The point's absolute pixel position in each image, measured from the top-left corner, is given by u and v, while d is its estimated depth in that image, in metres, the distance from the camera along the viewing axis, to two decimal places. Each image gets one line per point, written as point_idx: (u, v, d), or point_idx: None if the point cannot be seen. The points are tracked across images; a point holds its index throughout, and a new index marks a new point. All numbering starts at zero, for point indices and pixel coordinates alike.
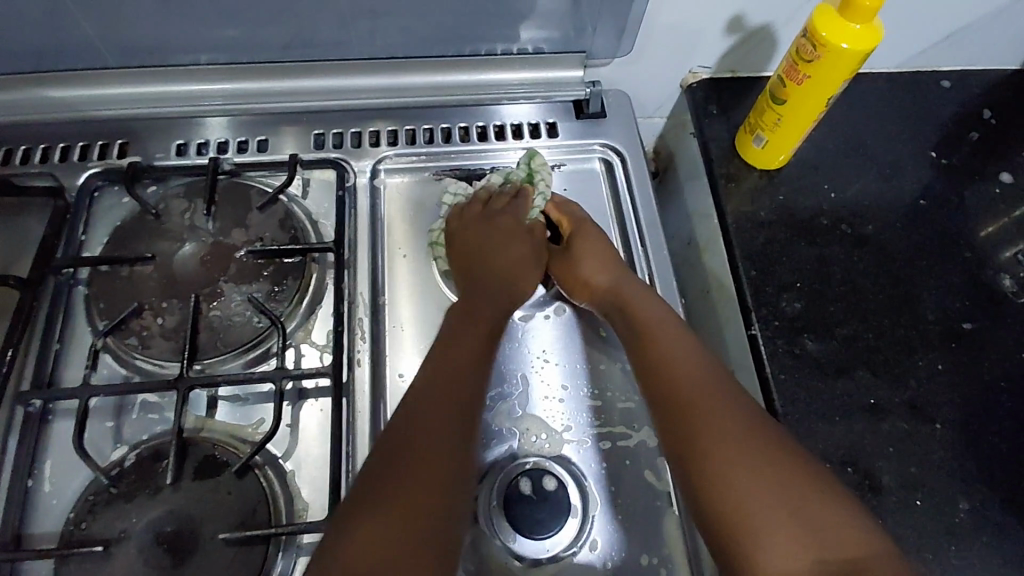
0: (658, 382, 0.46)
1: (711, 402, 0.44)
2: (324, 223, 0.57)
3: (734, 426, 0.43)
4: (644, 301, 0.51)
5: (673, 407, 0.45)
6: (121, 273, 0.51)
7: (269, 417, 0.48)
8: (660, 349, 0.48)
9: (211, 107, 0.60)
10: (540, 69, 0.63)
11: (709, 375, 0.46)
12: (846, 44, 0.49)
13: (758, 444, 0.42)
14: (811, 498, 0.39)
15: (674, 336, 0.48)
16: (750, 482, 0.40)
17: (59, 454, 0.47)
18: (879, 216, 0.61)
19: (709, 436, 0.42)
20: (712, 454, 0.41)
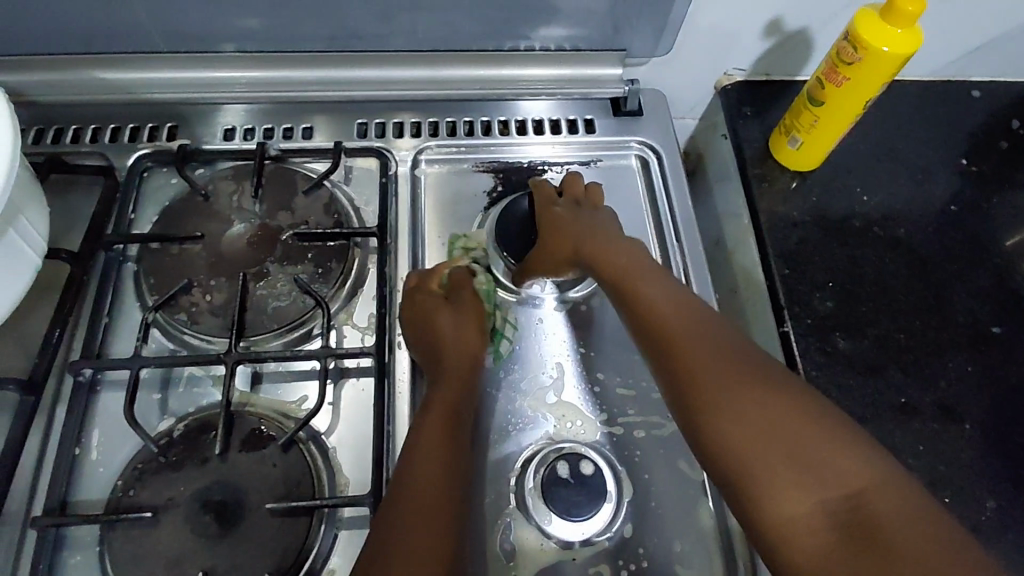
0: (648, 332, 0.46)
1: (698, 347, 0.44)
2: (366, 210, 0.58)
3: (722, 370, 0.42)
4: (629, 252, 0.51)
5: (662, 358, 0.45)
6: (171, 250, 0.52)
7: (312, 395, 0.49)
8: (646, 297, 0.48)
9: (229, 95, 0.61)
10: (580, 66, 0.64)
11: (694, 319, 0.46)
12: (887, 47, 0.50)
13: (753, 388, 0.42)
14: (810, 435, 0.39)
15: (660, 284, 0.48)
16: (745, 423, 0.40)
17: (106, 424, 0.48)
18: (910, 220, 0.62)
19: (697, 383, 0.42)
20: (700, 402, 0.42)
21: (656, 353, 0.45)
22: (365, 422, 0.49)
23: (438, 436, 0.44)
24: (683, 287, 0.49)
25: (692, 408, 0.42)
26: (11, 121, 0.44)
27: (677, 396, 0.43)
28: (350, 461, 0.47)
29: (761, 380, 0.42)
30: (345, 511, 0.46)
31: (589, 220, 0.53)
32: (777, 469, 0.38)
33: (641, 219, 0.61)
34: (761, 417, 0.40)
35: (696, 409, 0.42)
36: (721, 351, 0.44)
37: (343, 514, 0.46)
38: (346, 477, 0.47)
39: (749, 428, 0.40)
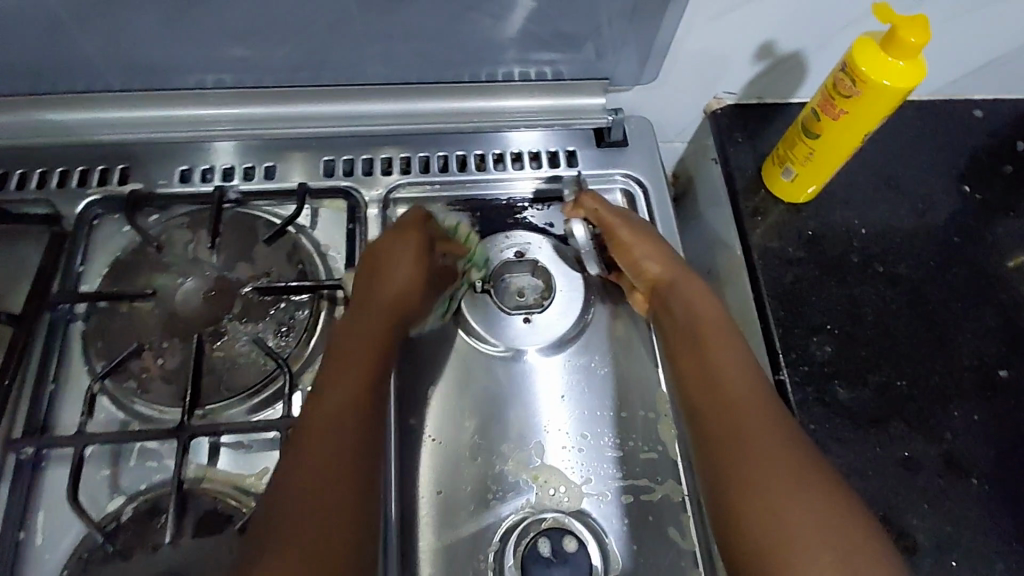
0: (705, 394, 0.45)
1: (762, 421, 0.43)
2: (333, 255, 0.54)
3: (782, 450, 0.41)
4: (717, 314, 0.49)
5: (717, 419, 0.43)
6: (120, 309, 0.48)
7: (273, 466, 0.46)
8: (715, 361, 0.46)
9: (226, 131, 0.57)
10: (561, 96, 0.60)
11: (752, 383, 0.45)
12: (886, 80, 0.46)
13: (798, 467, 0.41)
14: (857, 536, 0.39)
15: (731, 353, 0.47)
16: (787, 505, 0.39)
17: (53, 505, 0.45)
18: (911, 254, 0.59)
19: (755, 455, 0.41)
20: (746, 472, 0.41)
21: (708, 416, 0.44)
22: None
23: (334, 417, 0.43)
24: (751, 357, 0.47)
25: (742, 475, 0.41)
26: None
27: (723, 459, 0.42)
28: None
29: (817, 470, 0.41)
30: None
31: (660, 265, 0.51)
32: (809, 558, 0.37)
33: None
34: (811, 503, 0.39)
35: (743, 478, 0.41)
36: (785, 429, 0.43)
37: None
38: None
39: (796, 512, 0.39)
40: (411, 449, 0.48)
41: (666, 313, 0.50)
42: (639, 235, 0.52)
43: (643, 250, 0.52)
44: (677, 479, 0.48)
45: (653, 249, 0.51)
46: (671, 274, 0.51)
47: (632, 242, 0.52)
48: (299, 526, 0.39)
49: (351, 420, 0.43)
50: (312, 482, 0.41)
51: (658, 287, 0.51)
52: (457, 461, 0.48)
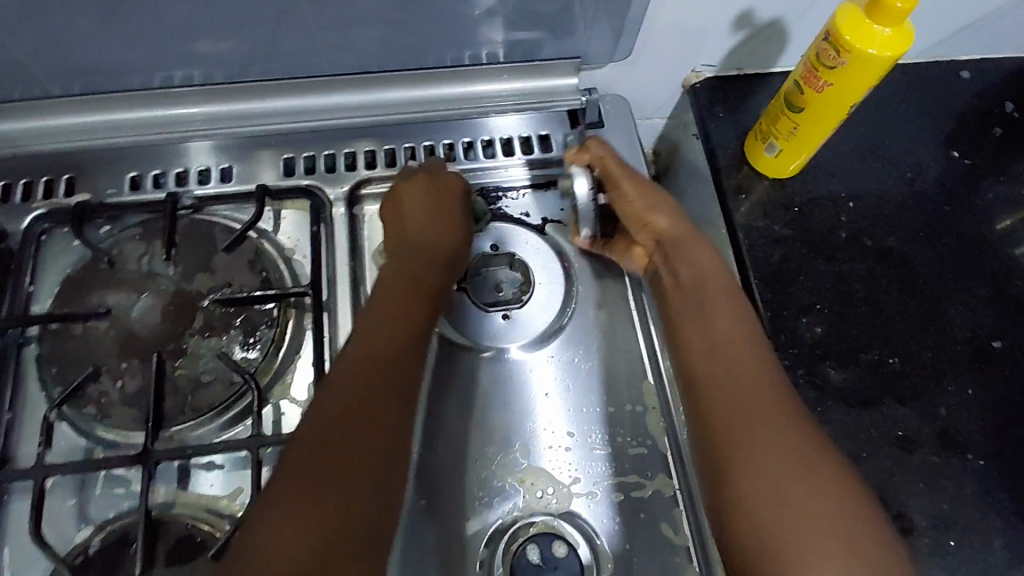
0: (704, 355, 0.44)
1: (762, 385, 0.42)
2: (298, 259, 0.51)
3: (781, 414, 0.41)
4: (721, 278, 0.48)
5: (715, 380, 0.43)
6: (74, 331, 0.46)
7: (248, 486, 0.44)
8: (715, 324, 0.45)
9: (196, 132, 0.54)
10: (532, 78, 0.57)
11: (757, 349, 0.44)
12: (873, 49, 0.44)
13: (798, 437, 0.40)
14: (847, 498, 0.38)
15: (732, 316, 0.46)
16: (784, 469, 0.39)
17: (18, 540, 0.43)
18: (901, 226, 0.57)
19: (754, 420, 0.41)
20: (738, 432, 0.40)
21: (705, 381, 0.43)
22: None
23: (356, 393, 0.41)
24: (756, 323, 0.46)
25: (734, 438, 0.40)
26: None
27: (723, 419, 0.41)
28: None
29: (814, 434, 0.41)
30: None
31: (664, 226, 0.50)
32: (793, 518, 0.37)
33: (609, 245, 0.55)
34: (803, 466, 0.39)
35: (734, 443, 0.40)
36: (786, 393, 0.42)
37: None
38: None
39: (788, 474, 0.39)
40: None
41: (670, 274, 0.49)
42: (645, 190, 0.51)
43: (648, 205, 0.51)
44: (668, 473, 0.47)
45: (657, 203, 0.50)
46: (676, 232, 0.50)
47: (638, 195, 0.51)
48: (311, 502, 0.37)
49: (358, 423, 0.40)
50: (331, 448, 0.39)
51: (666, 241, 0.50)
52: (442, 468, 0.46)
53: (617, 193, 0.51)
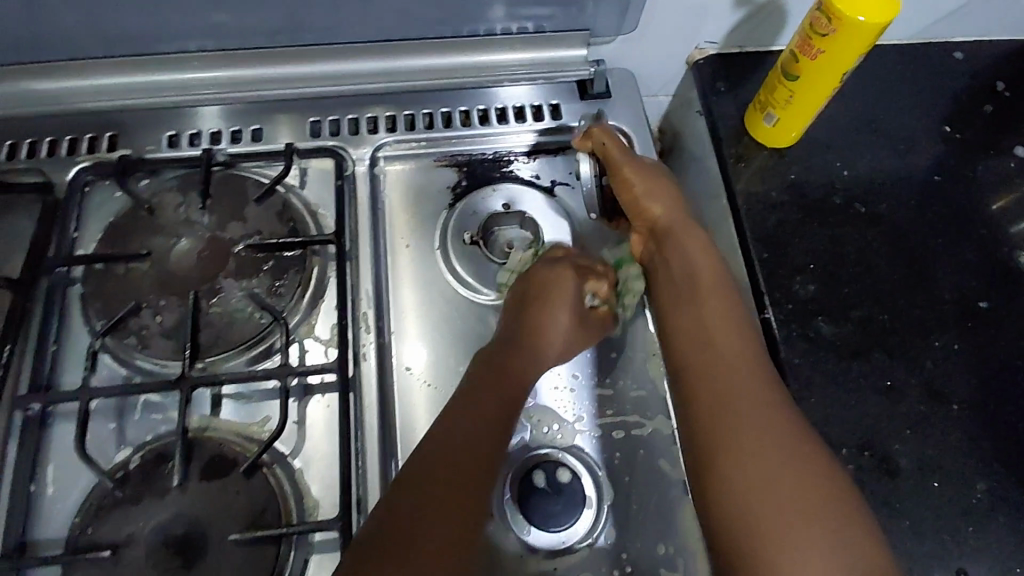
0: (693, 350, 0.47)
1: (748, 376, 0.45)
2: (323, 214, 0.55)
3: (761, 406, 0.43)
4: (716, 274, 0.50)
5: (700, 373, 0.45)
6: (116, 271, 0.50)
7: (275, 414, 0.47)
8: (704, 318, 0.48)
9: (204, 97, 0.58)
10: (544, 49, 0.61)
11: (746, 343, 0.47)
12: (862, 16, 0.47)
13: (780, 431, 0.42)
14: (820, 481, 0.40)
15: (724, 310, 0.48)
16: (765, 464, 0.40)
17: (62, 458, 0.46)
18: (893, 194, 0.60)
19: (731, 411, 0.43)
20: (722, 417, 0.43)
21: (695, 371, 0.46)
22: (329, 442, 0.47)
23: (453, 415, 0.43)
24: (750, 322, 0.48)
25: (717, 429, 0.42)
26: None
27: (702, 408, 0.44)
28: (318, 480, 0.46)
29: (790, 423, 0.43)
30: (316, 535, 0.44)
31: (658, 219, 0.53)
32: (766, 501, 0.39)
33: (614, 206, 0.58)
34: (775, 451, 0.41)
35: (716, 432, 0.42)
36: (772, 387, 0.44)
37: (315, 537, 0.44)
38: (316, 499, 0.45)
39: (759, 462, 0.40)
40: (407, 395, 0.50)
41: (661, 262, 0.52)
42: (648, 185, 0.53)
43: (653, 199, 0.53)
44: (667, 414, 0.50)
45: (656, 191, 0.53)
46: (671, 219, 0.53)
47: (640, 181, 0.53)
48: (410, 522, 0.37)
49: (462, 442, 0.41)
50: (457, 451, 0.41)
51: (662, 228, 0.53)
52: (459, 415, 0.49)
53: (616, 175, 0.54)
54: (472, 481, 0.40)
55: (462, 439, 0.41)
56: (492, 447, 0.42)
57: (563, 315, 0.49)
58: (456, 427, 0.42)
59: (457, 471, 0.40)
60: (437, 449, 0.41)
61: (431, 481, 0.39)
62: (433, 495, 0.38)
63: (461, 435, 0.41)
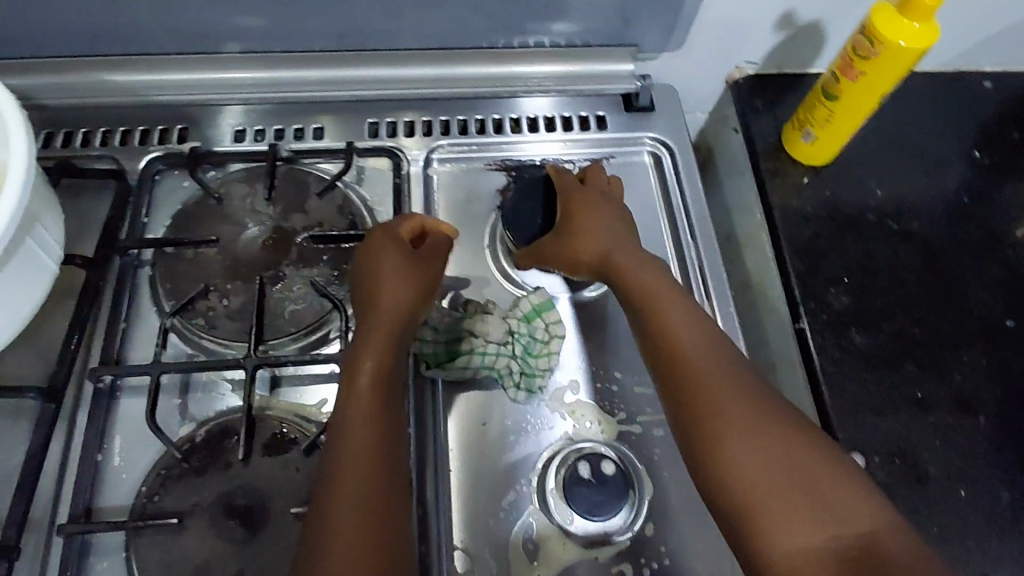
0: (664, 363, 0.46)
1: (712, 382, 0.44)
2: (379, 210, 0.58)
3: (740, 407, 0.43)
4: (661, 278, 0.50)
5: (676, 386, 0.45)
6: (186, 255, 0.52)
7: (331, 398, 0.50)
8: (664, 329, 0.47)
9: (232, 97, 0.61)
10: (592, 62, 0.64)
11: (709, 342, 0.46)
12: (903, 41, 0.50)
13: (764, 427, 0.42)
14: (813, 464, 0.41)
15: (680, 310, 0.48)
16: (754, 467, 0.41)
17: (129, 430, 0.48)
18: (924, 214, 0.62)
19: (712, 419, 0.43)
20: (704, 436, 0.43)
21: (668, 380, 0.45)
22: None
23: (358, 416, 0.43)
24: (702, 317, 0.48)
25: (709, 445, 0.42)
26: (21, 117, 0.42)
27: (686, 422, 0.44)
28: None
29: (775, 410, 0.43)
30: None
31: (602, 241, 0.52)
32: (773, 504, 0.39)
33: (655, 214, 0.61)
34: (765, 449, 0.41)
35: (705, 446, 0.42)
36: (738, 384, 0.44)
37: None
38: None
39: (756, 466, 0.41)
40: (457, 390, 0.52)
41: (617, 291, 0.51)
42: (588, 210, 0.53)
43: (580, 224, 0.53)
44: None
45: (586, 224, 0.53)
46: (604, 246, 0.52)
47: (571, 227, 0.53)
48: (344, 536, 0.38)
49: (365, 438, 0.42)
50: (362, 457, 0.41)
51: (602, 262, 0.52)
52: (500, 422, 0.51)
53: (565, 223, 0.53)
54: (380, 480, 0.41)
55: (358, 444, 0.41)
56: (379, 441, 0.42)
57: (398, 288, 0.48)
58: (354, 431, 0.42)
59: (365, 475, 0.41)
60: (348, 464, 0.41)
61: (343, 486, 0.40)
62: (353, 499, 0.40)
63: (346, 441, 0.41)
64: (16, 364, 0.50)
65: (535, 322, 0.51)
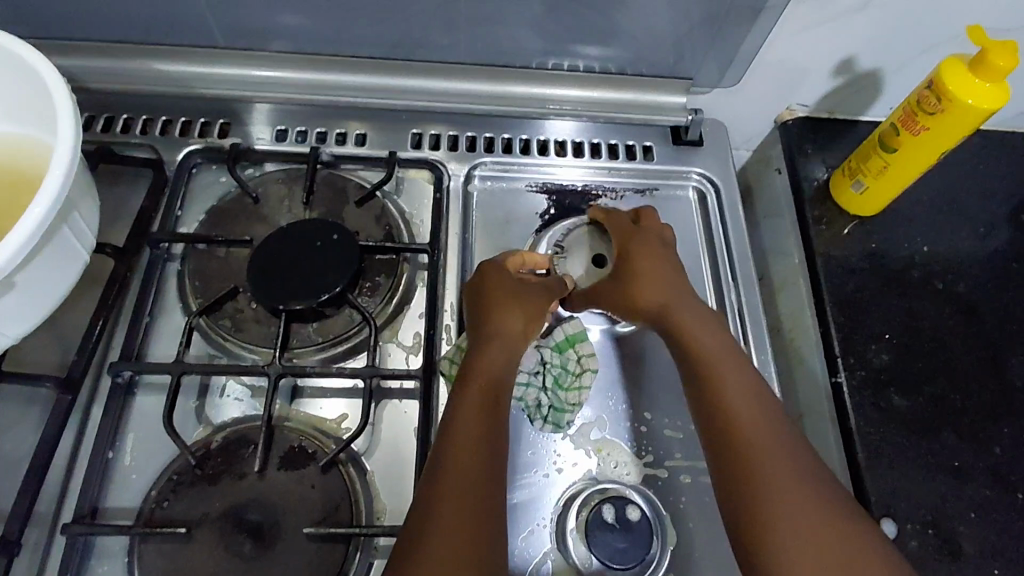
0: (713, 424, 0.44)
1: (775, 458, 0.41)
2: (416, 223, 0.57)
3: (794, 474, 0.41)
4: (716, 334, 0.47)
5: (727, 454, 0.42)
6: (218, 253, 0.52)
7: (352, 414, 0.48)
8: (717, 392, 0.44)
9: (270, 95, 0.60)
10: (643, 91, 0.63)
11: (762, 403, 0.44)
12: (971, 99, 0.49)
13: (815, 501, 0.40)
14: (862, 550, 0.38)
15: (737, 375, 0.45)
16: (809, 549, 0.38)
17: (144, 429, 0.47)
18: (971, 275, 0.60)
19: (762, 486, 0.40)
20: (769, 510, 0.39)
21: (728, 442, 0.42)
22: (402, 451, 0.47)
23: (469, 428, 0.41)
24: (756, 377, 0.46)
25: (759, 511, 0.40)
26: (68, 91, 0.42)
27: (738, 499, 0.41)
28: (387, 485, 0.46)
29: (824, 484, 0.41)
30: (380, 539, 0.44)
31: (666, 291, 0.49)
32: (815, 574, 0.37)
33: (696, 251, 0.59)
34: (815, 520, 0.39)
35: (759, 511, 0.40)
36: (795, 453, 0.42)
37: (380, 541, 0.44)
38: (383, 503, 0.46)
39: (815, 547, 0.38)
40: None
41: (670, 344, 0.48)
42: (643, 259, 0.51)
43: (639, 270, 0.50)
44: None
45: (657, 271, 0.50)
46: (665, 296, 0.49)
47: (638, 269, 0.50)
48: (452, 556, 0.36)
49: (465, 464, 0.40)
50: (469, 461, 0.40)
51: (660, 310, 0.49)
52: (520, 456, 0.49)
53: (631, 270, 0.51)
54: (474, 489, 0.39)
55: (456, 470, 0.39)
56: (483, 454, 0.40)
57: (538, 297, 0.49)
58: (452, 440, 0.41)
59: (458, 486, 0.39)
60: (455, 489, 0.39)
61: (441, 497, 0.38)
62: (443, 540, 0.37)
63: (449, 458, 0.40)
64: (36, 350, 0.49)
65: (567, 355, 0.50)
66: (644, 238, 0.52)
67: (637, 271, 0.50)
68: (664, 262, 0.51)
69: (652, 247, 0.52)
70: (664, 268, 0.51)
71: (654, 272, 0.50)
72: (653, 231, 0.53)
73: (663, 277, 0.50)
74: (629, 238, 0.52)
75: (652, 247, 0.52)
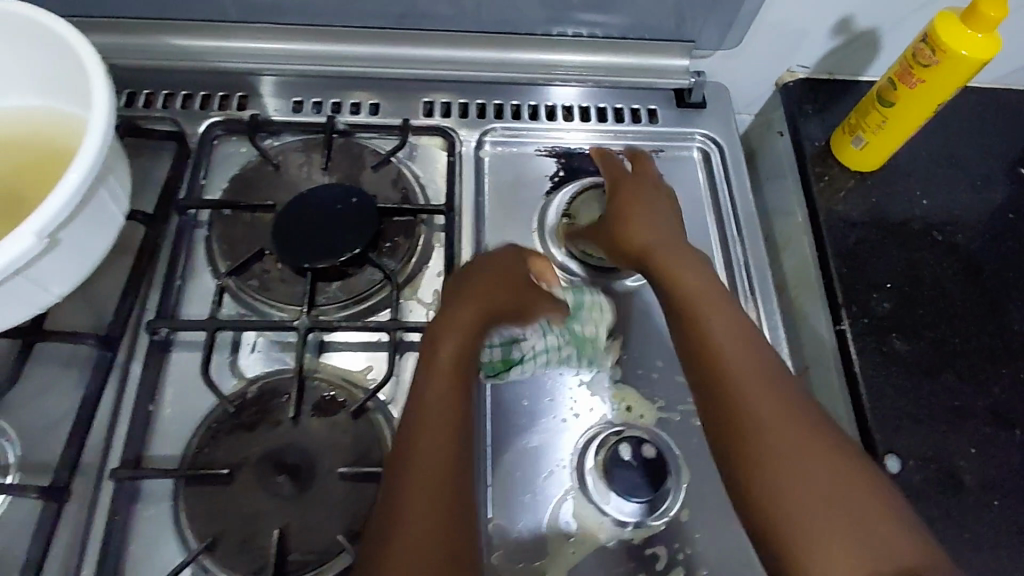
0: (697, 357, 0.45)
1: (755, 387, 0.43)
2: (431, 188, 0.59)
3: (777, 403, 0.42)
4: (700, 273, 0.49)
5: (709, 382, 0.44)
6: (242, 218, 0.54)
7: (378, 366, 0.51)
8: (703, 328, 0.46)
9: (284, 68, 0.62)
10: (646, 56, 0.64)
11: (746, 337, 0.46)
12: (965, 50, 0.50)
13: (793, 428, 0.41)
14: (836, 469, 0.40)
15: (722, 313, 0.47)
16: (790, 466, 0.40)
17: (180, 384, 0.49)
18: (969, 226, 0.62)
19: (746, 410, 0.42)
20: (753, 432, 0.41)
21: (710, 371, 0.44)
22: None
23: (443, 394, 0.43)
24: (743, 316, 0.47)
25: (741, 431, 0.42)
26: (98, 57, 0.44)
27: (723, 422, 0.43)
28: None
29: (814, 417, 0.42)
30: None
31: (655, 234, 0.51)
32: (793, 490, 0.39)
33: (702, 209, 0.61)
34: (795, 442, 0.41)
35: (744, 431, 0.42)
36: (776, 384, 0.43)
37: None
38: None
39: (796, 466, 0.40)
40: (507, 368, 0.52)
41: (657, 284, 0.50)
42: (634, 205, 0.52)
43: (630, 215, 0.52)
44: None
45: (647, 215, 0.52)
46: (653, 239, 0.51)
47: (627, 214, 0.52)
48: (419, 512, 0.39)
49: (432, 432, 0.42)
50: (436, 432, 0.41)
51: (646, 251, 0.50)
52: (539, 404, 0.51)
53: (622, 216, 0.52)
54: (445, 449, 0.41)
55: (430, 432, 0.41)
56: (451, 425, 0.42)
57: (511, 263, 0.50)
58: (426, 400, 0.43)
59: (432, 461, 0.40)
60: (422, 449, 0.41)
61: (412, 463, 0.40)
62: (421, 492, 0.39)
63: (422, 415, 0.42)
64: (75, 313, 0.52)
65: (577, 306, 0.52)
66: (638, 186, 0.54)
67: (628, 216, 0.52)
68: (655, 209, 0.52)
69: (644, 196, 0.53)
70: (655, 214, 0.52)
71: (644, 218, 0.52)
72: (647, 181, 0.55)
73: (653, 222, 0.51)
74: (626, 187, 0.54)
75: (644, 195, 0.53)
